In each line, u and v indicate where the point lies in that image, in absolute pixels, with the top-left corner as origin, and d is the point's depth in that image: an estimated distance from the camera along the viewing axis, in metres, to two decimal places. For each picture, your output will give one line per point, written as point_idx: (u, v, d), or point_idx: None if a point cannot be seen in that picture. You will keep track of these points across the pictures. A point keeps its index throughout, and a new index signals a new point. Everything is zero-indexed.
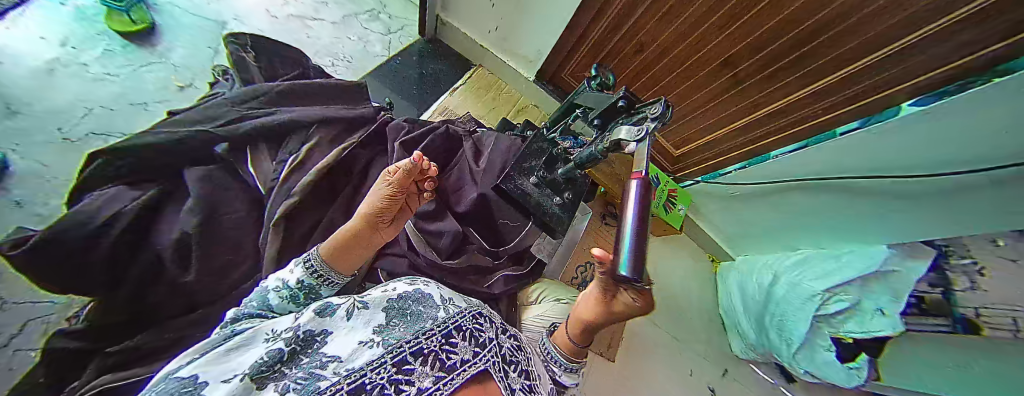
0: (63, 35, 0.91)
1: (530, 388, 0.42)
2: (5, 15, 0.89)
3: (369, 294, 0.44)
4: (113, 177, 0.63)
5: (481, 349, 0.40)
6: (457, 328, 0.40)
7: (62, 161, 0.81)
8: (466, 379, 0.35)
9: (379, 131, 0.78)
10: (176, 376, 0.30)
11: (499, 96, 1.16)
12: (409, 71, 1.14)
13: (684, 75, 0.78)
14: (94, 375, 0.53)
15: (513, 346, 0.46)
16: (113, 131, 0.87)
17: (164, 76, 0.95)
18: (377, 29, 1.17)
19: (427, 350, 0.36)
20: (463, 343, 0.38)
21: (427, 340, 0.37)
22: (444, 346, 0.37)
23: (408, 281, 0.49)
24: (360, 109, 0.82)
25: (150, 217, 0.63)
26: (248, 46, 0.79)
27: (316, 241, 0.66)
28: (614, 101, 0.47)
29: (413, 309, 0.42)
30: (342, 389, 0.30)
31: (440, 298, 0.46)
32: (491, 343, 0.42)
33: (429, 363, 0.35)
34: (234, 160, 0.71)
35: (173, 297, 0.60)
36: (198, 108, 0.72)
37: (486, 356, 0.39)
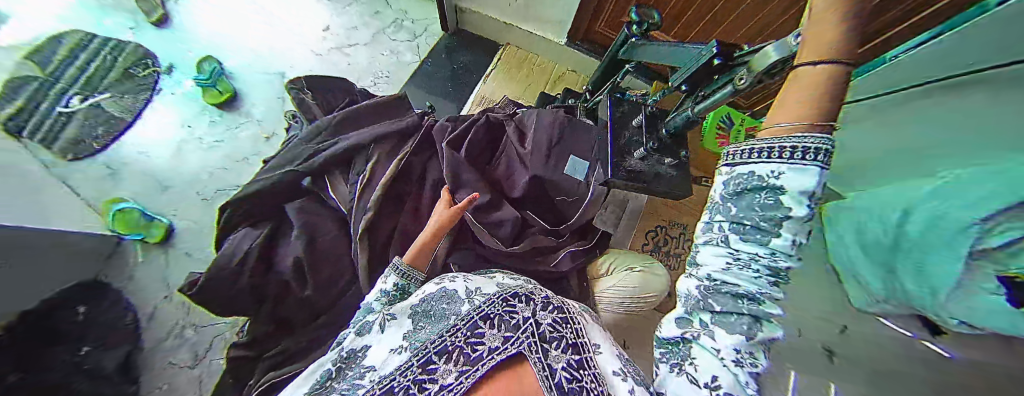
0: (180, 118, 1.14)
1: (582, 363, 0.33)
2: (142, 113, 1.13)
3: (398, 305, 0.44)
4: (238, 222, 0.78)
5: (514, 332, 0.34)
6: (483, 318, 0.35)
7: (205, 216, 1.04)
8: (496, 364, 0.32)
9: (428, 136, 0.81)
10: None
11: (533, 71, 1.11)
12: (442, 70, 1.16)
13: None
14: (264, 371, 0.70)
15: (558, 319, 0.36)
16: (229, 185, 1.07)
17: (253, 132, 1.13)
18: (404, 38, 1.21)
19: (451, 348, 0.33)
20: (492, 331, 0.34)
21: (451, 337, 0.34)
22: (470, 341, 0.33)
23: (437, 280, 0.45)
24: (406, 117, 0.86)
25: (270, 251, 0.75)
26: (305, 88, 0.88)
27: (394, 247, 0.73)
28: (708, 61, 0.39)
29: (439, 306, 0.39)
30: (374, 394, 0.31)
31: (467, 288, 0.40)
32: (527, 322, 0.34)
33: (453, 360, 0.32)
34: (317, 189, 0.80)
35: (300, 308, 0.74)
36: (282, 152, 0.83)
37: (520, 340, 0.33)
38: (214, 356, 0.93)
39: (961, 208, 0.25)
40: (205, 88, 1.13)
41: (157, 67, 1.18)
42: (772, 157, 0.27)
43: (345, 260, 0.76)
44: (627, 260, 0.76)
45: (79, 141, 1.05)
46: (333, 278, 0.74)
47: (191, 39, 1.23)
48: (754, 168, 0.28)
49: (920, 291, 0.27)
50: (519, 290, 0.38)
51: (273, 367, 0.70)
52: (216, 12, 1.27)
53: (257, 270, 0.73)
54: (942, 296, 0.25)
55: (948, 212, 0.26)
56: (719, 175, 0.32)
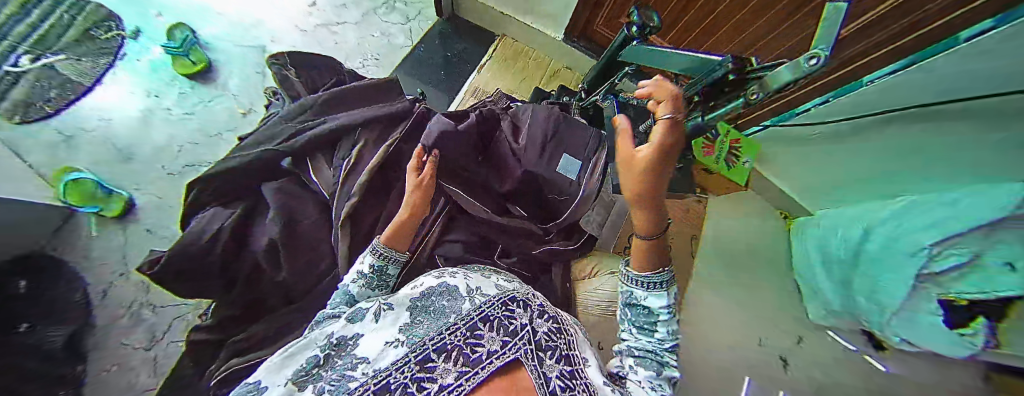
0: (145, 88, 1.05)
1: (573, 373, 0.35)
2: (103, 79, 1.04)
3: (396, 296, 0.45)
4: (208, 201, 0.73)
5: (512, 337, 0.35)
6: (483, 319, 0.36)
7: (171, 192, 0.99)
8: (494, 371, 0.32)
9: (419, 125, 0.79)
10: (245, 382, 0.35)
11: (528, 65, 1.10)
12: (434, 56, 1.13)
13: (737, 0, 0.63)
14: (229, 356, 0.67)
15: (553, 329, 0.39)
16: (201, 161, 1.01)
17: (230, 106, 1.07)
18: (396, 21, 1.16)
19: (449, 347, 0.33)
20: (490, 334, 0.35)
21: (450, 336, 0.34)
22: (469, 342, 0.34)
23: (437, 274, 0.48)
24: (397, 102, 0.83)
25: (244, 232, 0.71)
26: (288, 64, 0.83)
27: (379, 235, 0.70)
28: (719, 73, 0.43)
29: (438, 304, 0.41)
30: (370, 388, 0.30)
31: (467, 287, 0.42)
32: (525, 328, 0.36)
33: (452, 359, 0.32)
34: (298, 171, 0.76)
35: (274, 292, 0.71)
36: (261, 130, 0.79)
37: (518, 345, 0.34)
38: (174, 337, 0.89)
39: (920, 235, 0.34)
40: (176, 56, 1.06)
41: (122, 32, 1.09)
42: (638, 285, 0.46)
43: (323, 245, 0.73)
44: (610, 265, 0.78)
45: (29, 103, 0.95)
46: (310, 264, 0.71)
47: (162, 3, 1.14)
48: (630, 289, 0.48)
49: (879, 305, 0.38)
50: (518, 296, 0.41)
51: (237, 353, 0.66)
52: None
53: (229, 250, 0.69)
54: (884, 316, 0.36)
55: (905, 237, 0.36)
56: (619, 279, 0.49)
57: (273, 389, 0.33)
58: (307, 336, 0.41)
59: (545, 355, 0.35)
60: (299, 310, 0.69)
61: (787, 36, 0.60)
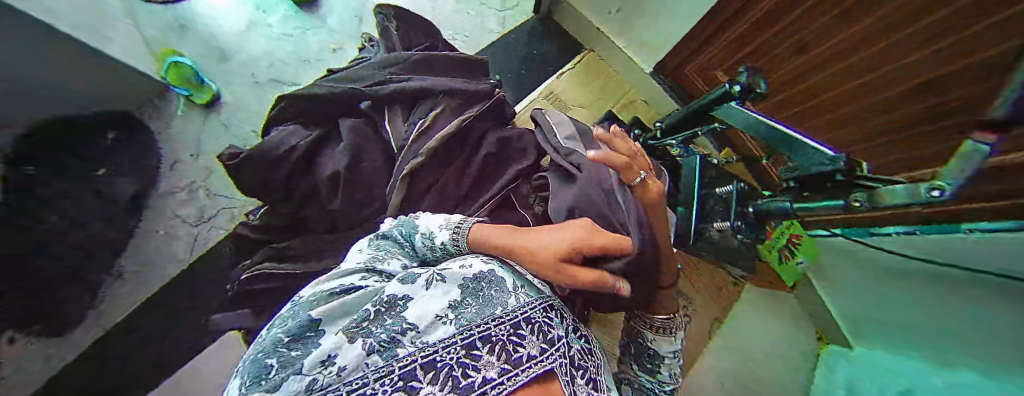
0: (257, 3, 1.14)
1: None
2: None
3: (448, 268, 0.51)
4: (289, 118, 0.82)
5: (543, 351, 0.44)
6: (519, 325, 0.46)
7: (257, 98, 1.08)
8: (532, 375, 0.40)
9: (496, 111, 0.85)
10: (307, 316, 0.43)
11: (607, 85, 1.09)
12: (519, 49, 1.14)
13: (857, 93, 0.58)
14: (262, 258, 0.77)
15: (584, 349, 0.49)
16: (286, 80, 1.09)
17: (324, 39, 1.13)
18: (494, 5, 1.18)
19: (492, 343, 0.42)
20: (531, 338, 0.45)
21: (494, 332, 0.43)
22: (509, 342, 0.43)
23: (486, 259, 0.55)
24: (480, 83, 0.86)
25: (313, 156, 0.79)
26: (392, 17, 0.87)
27: (430, 200, 0.73)
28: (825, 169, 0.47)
29: (485, 293, 0.48)
30: (418, 360, 0.39)
31: (512, 285, 0.51)
32: (558, 343, 0.46)
33: (496, 352, 0.41)
34: (374, 115, 0.82)
35: (321, 215, 0.79)
36: (353, 69, 0.86)
37: (551, 357, 0.43)
38: (218, 224, 1.03)
39: None
40: None
41: None
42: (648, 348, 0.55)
43: (375, 189, 0.79)
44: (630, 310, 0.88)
45: None
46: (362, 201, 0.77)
47: None
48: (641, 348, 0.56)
49: None
50: (550, 307, 0.51)
51: (272, 259, 0.76)
52: None
53: (298, 166, 0.77)
54: None
55: None
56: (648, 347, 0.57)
57: (328, 338, 0.41)
58: (367, 290, 0.48)
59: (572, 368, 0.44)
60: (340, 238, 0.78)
61: (929, 141, 0.50)
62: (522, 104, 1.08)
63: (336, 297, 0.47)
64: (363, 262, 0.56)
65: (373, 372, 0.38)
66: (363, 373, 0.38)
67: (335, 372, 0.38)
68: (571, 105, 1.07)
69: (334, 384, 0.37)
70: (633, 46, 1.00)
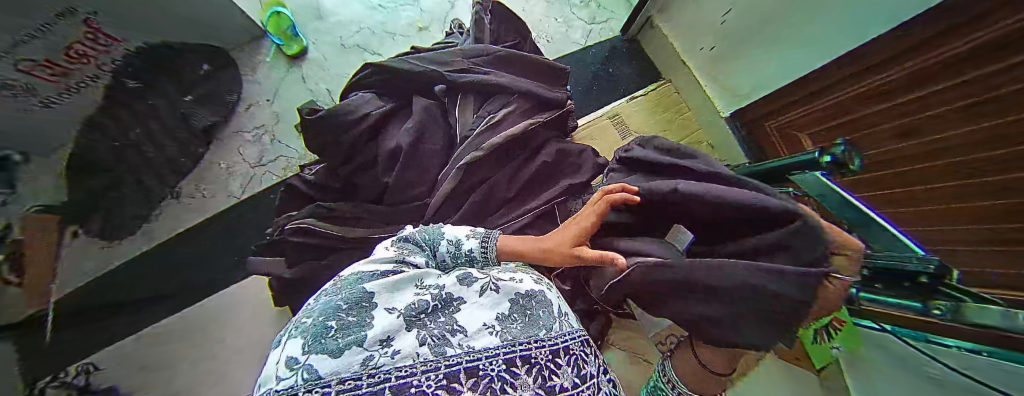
0: None
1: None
2: None
3: (501, 278, 0.47)
4: (368, 86, 0.84)
5: (581, 383, 0.37)
6: (562, 352, 0.39)
7: (338, 59, 1.13)
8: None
9: (558, 121, 0.82)
10: (362, 287, 0.41)
11: (676, 120, 1.06)
12: (595, 64, 1.14)
13: (949, 194, 0.48)
14: (308, 214, 0.80)
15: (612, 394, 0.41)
16: (368, 48, 1.13)
17: (412, 17, 1.16)
18: (583, 17, 1.19)
19: (535, 363, 0.36)
20: (567, 368, 0.38)
21: (538, 353, 0.37)
22: (551, 364, 0.37)
23: (535, 278, 0.51)
24: (554, 92, 0.85)
25: (381, 128, 0.80)
26: (489, 10, 0.89)
27: (478, 195, 0.73)
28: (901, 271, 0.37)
29: (534, 313, 0.42)
30: (462, 363, 0.34)
31: (556, 310, 0.46)
32: (594, 379, 0.39)
33: (535, 376, 0.35)
34: (446, 100, 0.83)
35: (371, 185, 0.79)
36: (438, 51, 0.87)
37: (588, 392, 0.37)
38: (272, 170, 1.09)
39: None
40: None
41: None
42: None
43: (428, 173, 0.78)
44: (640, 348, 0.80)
45: None
46: (412, 182, 0.77)
47: None
48: None
49: None
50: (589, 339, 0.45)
51: (315, 216, 0.80)
52: None
53: (364, 135, 0.77)
54: None
55: None
56: None
57: (381, 317, 0.38)
58: (412, 272, 0.45)
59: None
60: (386, 212, 0.79)
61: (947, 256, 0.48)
62: (586, 118, 1.07)
63: (388, 274, 0.45)
64: (394, 253, 0.51)
65: (422, 363, 0.33)
66: (413, 362, 0.33)
67: (389, 355, 0.34)
68: (633, 130, 1.04)
69: (388, 367, 0.33)
70: (717, 87, 0.96)
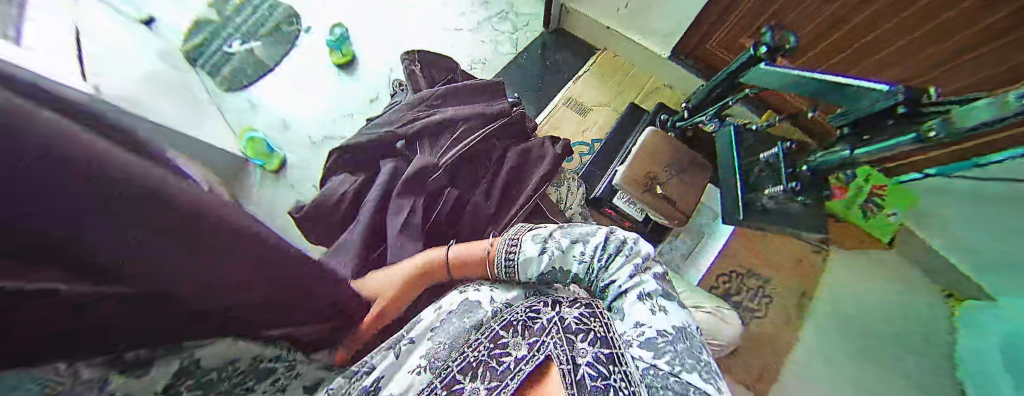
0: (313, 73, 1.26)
1: (611, 358, 0.34)
2: (274, 71, 1.25)
3: (422, 321, 0.45)
4: (338, 167, 0.89)
5: (540, 336, 0.37)
6: (506, 326, 0.40)
7: (311, 156, 1.20)
8: (522, 378, 0.35)
9: (496, 126, 0.89)
10: None
11: (625, 80, 1.12)
12: (535, 65, 1.21)
13: (891, 34, 0.59)
14: None
15: (586, 311, 0.39)
16: (334, 134, 1.21)
17: (361, 92, 1.25)
18: (506, 30, 1.27)
19: (476, 363, 0.36)
20: (513, 341, 0.38)
21: (473, 353, 0.37)
22: (494, 354, 0.37)
23: (462, 290, 0.49)
24: (497, 103, 0.93)
25: (359, 198, 0.85)
26: (417, 61, 0.98)
27: (464, 220, 0.78)
28: (890, 107, 0.42)
29: (462, 321, 0.44)
30: None
31: (489, 302, 0.47)
32: (552, 322, 0.38)
33: (479, 374, 0.35)
34: (410, 153, 0.87)
35: None
36: (388, 113, 0.94)
37: (544, 345, 0.36)
38: None
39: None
40: (332, 49, 1.24)
41: (296, 27, 1.30)
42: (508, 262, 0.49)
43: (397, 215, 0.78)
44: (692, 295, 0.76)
45: (232, 78, 1.23)
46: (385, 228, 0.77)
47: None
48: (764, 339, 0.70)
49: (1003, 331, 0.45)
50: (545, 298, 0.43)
51: None
52: None
53: (350, 210, 0.84)
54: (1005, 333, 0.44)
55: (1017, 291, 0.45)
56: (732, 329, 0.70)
57: None
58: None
59: (596, 277, 0.46)
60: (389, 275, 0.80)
61: (950, 77, 0.57)
62: (543, 113, 1.12)
63: None
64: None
65: None
66: None
67: None
68: (590, 106, 1.11)
69: None
70: (664, 15, 0.90)
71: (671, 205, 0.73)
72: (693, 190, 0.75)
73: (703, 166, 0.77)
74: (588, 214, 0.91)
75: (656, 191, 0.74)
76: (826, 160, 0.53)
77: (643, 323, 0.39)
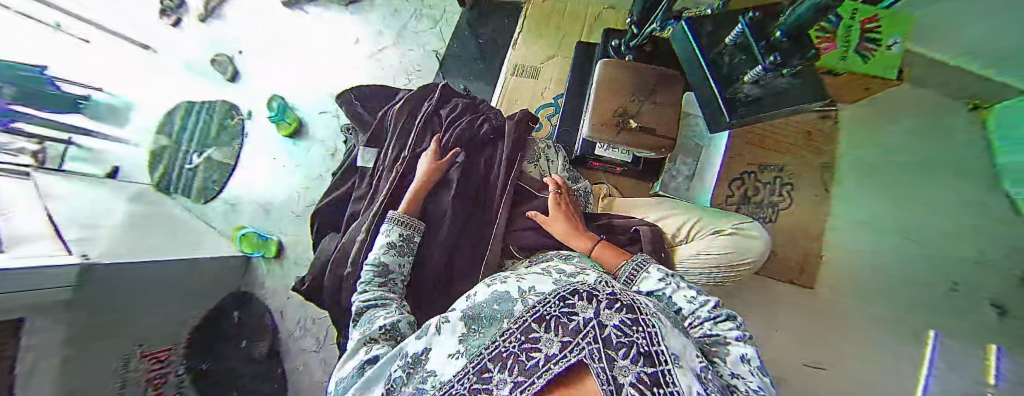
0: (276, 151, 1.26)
1: (657, 379, 0.22)
2: (238, 165, 1.27)
3: (455, 309, 0.45)
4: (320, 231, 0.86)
5: (572, 337, 0.28)
6: (539, 319, 0.34)
7: (302, 231, 1.21)
8: (551, 379, 0.26)
9: (468, 123, 0.79)
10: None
11: (563, 21, 1.03)
12: (468, 48, 1.13)
13: None
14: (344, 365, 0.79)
15: (630, 320, 0.28)
16: (315, 201, 1.21)
17: (323, 152, 1.23)
18: (427, 27, 1.20)
19: (506, 357, 0.31)
20: (547, 337, 0.30)
21: (506, 344, 0.33)
22: (525, 350, 0.30)
23: (489, 281, 0.51)
24: (442, 97, 0.86)
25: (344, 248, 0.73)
26: (350, 99, 0.93)
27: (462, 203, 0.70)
28: None
29: (493, 309, 0.42)
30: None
31: (521, 290, 0.43)
32: (589, 325, 0.29)
33: (508, 368, 0.30)
34: None
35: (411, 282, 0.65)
36: (346, 161, 0.90)
37: (580, 347, 0.26)
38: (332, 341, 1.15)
39: None
40: (276, 123, 1.23)
41: (240, 116, 1.30)
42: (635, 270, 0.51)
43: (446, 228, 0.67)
44: (714, 220, 0.72)
45: (205, 187, 1.25)
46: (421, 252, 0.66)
47: (250, 78, 1.32)
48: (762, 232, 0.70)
49: None
50: (580, 288, 0.34)
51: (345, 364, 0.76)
52: (264, 45, 1.34)
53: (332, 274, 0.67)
54: None
55: None
56: (754, 232, 0.68)
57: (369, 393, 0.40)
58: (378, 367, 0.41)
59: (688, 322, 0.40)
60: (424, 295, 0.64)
61: None
62: (497, 90, 1.04)
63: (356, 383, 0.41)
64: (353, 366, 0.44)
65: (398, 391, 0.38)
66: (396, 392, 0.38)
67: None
68: (538, 64, 1.02)
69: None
70: None
71: (652, 135, 0.64)
72: (671, 107, 0.65)
73: (672, 77, 0.67)
74: (574, 172, 0.87)
75: (632, 125, 0.64)
76: (795, 18, 0.43)
77: (739, 375, 0.30)
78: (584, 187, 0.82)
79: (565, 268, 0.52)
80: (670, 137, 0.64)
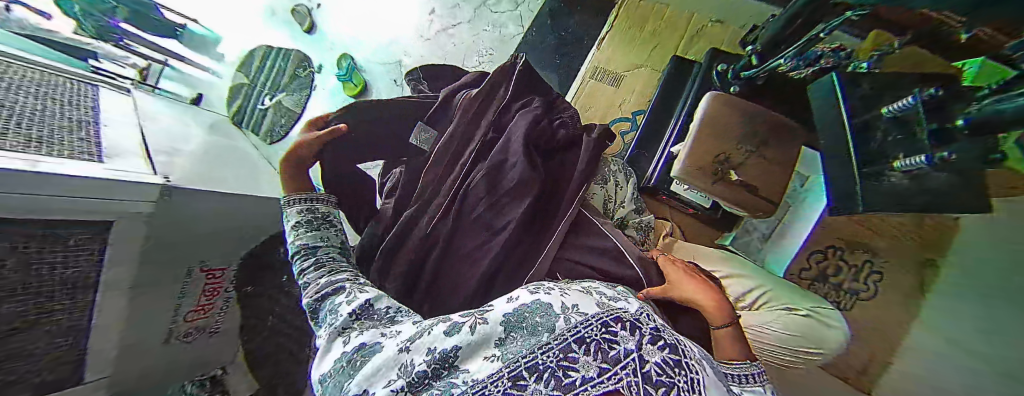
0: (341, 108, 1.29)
1: None
2: (304, 116, 1.32)
3: (492, 308, 0.33)
4: None
5: (610, 363, 0.24)
6: (577, 341, 0.26)
7: None
8: None
9: (544, 126, 0.73)
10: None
11: (659, 29, 0.92)
12: (547, 40, 1.06)
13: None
14: None
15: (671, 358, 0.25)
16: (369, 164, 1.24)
17: None
18: (507, 8, 1.13)
19: (541, 368, 0.24)
20: (585, 357, 0.25)
21: (543, 354, 0.25)
22: (562, 363, 0.24)
23: (532, 287, 0.37)
24: (510, 86, 0.79)
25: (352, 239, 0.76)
26: (420, 77, 0.91)
27: (523, 204, 0.66)
28: None
29: (533, 320, 0.30)
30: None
31: (563, 304, 0.31)
32: (630, 356, 0.25)
33: (546, 381, 0.23)
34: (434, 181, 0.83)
35: (456, 279, 0.62)
36: None
37: (618, 376, 0.23)
38: None
39: None
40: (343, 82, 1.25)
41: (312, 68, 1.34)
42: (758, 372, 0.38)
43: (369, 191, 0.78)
44: (786, 296, 0.64)
45: (273, 131, 1.32)
46: (475, 253, 0.63)
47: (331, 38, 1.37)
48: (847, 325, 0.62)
49: None
50: (622, 316, 0.29)
51: None
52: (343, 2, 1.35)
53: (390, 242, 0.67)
54: None
55: None
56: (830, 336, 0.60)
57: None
58: (371, 366, 0.29)
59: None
60: (458, 289, 0.61)
61: None
62: (571, 91, 0.97)
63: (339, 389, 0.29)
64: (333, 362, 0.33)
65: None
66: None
67: None
68: (622, 72, 0.93)
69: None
70: None
71: (751, 194, 0.59)
72: (782, 167, 0.58)
73: (790, 129, 0.59)
74: (640, 201, 0.82)
75: (731, 177, 0.59)
76: (996, 111, 0.33)
77: None
78: (648, 221, 0.78)
79: (605, 291, 0.40)
80: (771, 202, 0.59)
